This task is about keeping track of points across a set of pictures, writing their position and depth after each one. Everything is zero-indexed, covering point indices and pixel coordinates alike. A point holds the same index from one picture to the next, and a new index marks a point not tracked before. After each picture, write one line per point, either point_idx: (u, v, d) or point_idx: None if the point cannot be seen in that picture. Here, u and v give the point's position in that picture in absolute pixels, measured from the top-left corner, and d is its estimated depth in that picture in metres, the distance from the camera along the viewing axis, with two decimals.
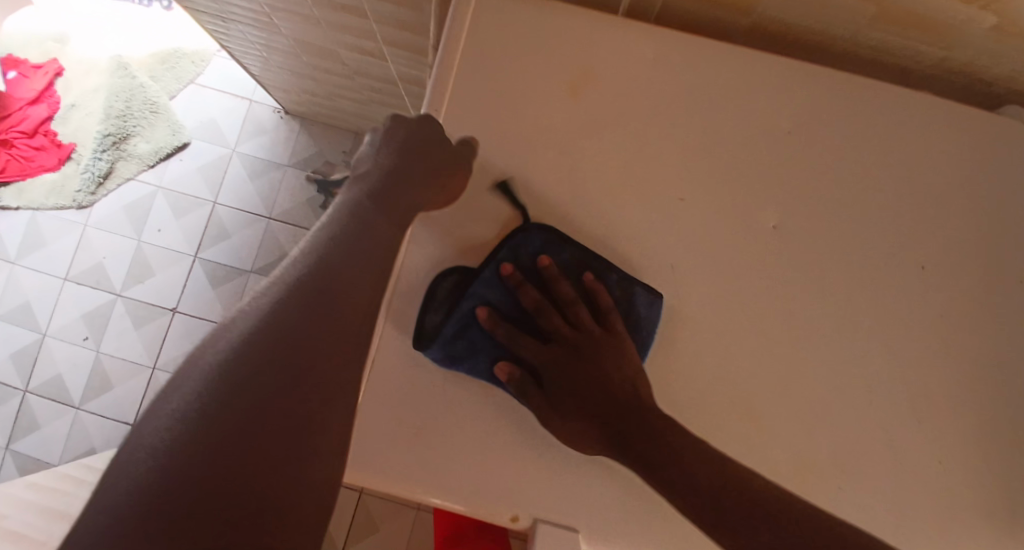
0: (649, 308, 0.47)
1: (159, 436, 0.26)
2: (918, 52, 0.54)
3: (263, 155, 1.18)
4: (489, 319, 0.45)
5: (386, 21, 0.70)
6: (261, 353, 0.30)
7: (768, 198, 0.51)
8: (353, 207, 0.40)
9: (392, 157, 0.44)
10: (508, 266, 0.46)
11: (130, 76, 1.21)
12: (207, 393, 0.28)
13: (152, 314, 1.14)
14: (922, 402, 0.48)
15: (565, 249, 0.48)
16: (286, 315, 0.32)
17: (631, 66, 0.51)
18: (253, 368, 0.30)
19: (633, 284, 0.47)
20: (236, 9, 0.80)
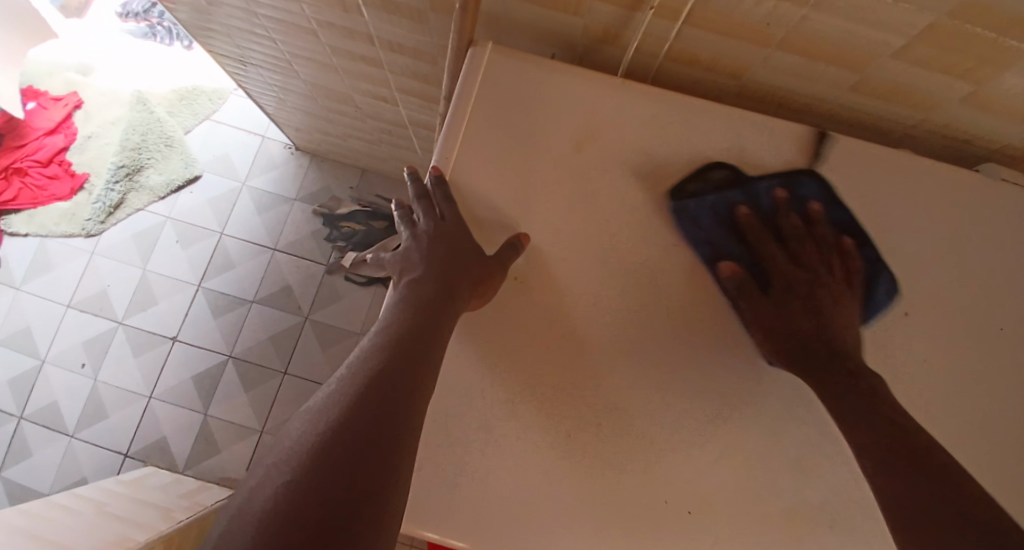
0: (888, 295, 0.47)
1: (260, 526, 0.26)
2: (912, 120, 0.51)
3: (272, 190, 1.18)
4: (746, 219, 0.46)
5: (396, 69, 0.70)
6: (352, 436, 0.30)
7: (864, 288, 0.46)
8: (415, 295, 0.41)
9: (440, 243, 0.44)
10: (784, 193, 0.47)
11: (149, 111, 1.23)
12: (305, 478, 0.28)
13: (152, 342, 1.10)
14: None
15: (838, 209, 0.48)
16: (367, 396, 0.32)
17: (642, 122, 0.48)
18: (338, 450, 0.29)
19: (881, 267, 0.47)
20: (253, 52, 0.81)
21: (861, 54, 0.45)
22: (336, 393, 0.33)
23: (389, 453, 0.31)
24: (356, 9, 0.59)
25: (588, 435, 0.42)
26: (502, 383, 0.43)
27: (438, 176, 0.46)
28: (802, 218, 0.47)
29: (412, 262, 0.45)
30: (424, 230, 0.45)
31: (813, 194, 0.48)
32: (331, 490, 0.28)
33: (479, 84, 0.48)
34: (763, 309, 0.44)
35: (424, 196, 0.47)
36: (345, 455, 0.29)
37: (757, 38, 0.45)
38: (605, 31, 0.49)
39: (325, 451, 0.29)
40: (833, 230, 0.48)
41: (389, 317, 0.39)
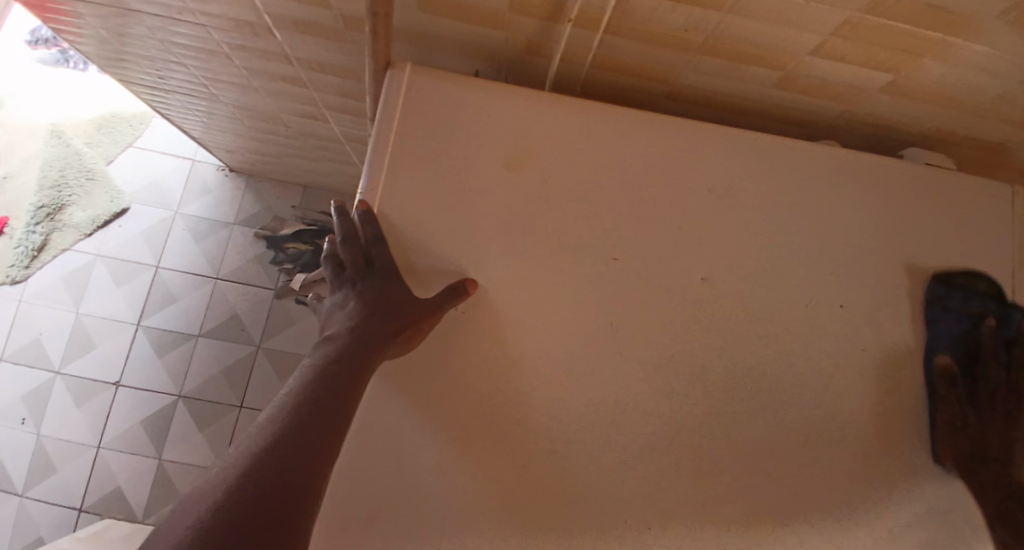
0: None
1: None
2: (835, 111, 0.52)
3: (209, 216, 1.12)
4: (990, 333, 0.47)
5: (321, 87, 0.67)
6: (250, 508, 0.30)
7: None
8: (337, 350, 0.40)
9: (364, 294, 0.43)
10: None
11: (65, 144, 1.15)
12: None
13: (96, 390, 1.04)
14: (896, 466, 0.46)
15: None
16: (272, 463, 0.32)
17: (573, 135, 0.47)
18: (233, 520, 0.29)
19: None
20: (173, 80, 0.77)
21: (780, 53, 0.45)
22: (237, 461, 0.32)
23: (286, 525, 0.30)
24: (267, 32, 0.55)
25: (542, 462, 0.42)
26: (450, 421, 0.42)
27: (364, 210, 0.44)
28: (736, 220, 0.48)
29: (337, 316, 0.44)
30: (351, 279, 0.45)
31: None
32: None
33: (401, 109, 0.46)
34: (958, 406, 0.46)
35: (348, 237, 0.45)
36: (237, 527, 0.29)
37: (680, 43, 0.45)
38: (528, 42, 0.48)
39: (220, 523, 0.29)
40: None
41: (309, 374, 0.39)
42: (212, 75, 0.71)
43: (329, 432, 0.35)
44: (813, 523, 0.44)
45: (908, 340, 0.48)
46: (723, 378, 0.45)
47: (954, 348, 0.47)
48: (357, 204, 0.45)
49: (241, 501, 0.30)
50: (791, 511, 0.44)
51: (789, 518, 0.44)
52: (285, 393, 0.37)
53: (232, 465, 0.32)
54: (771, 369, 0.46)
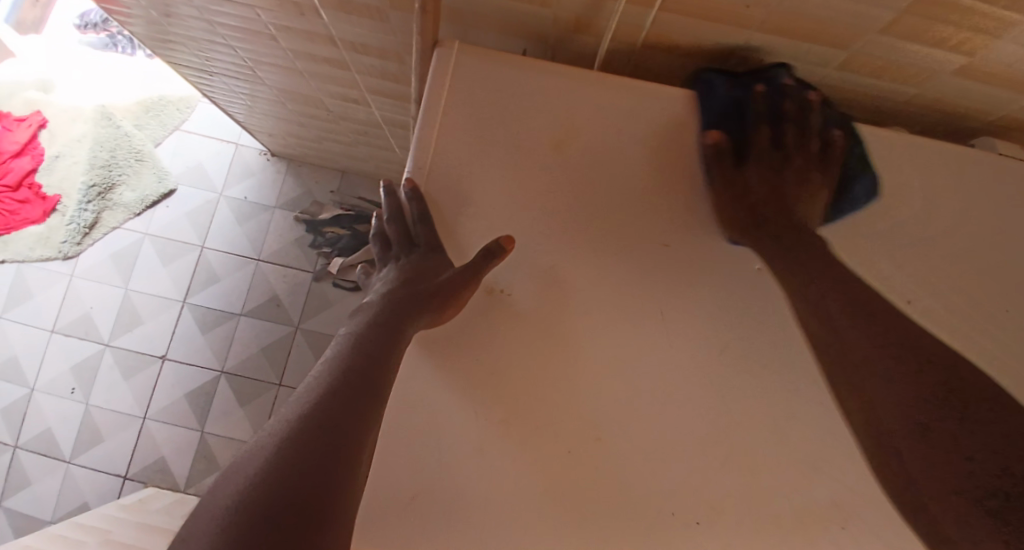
0: (864, 196, 0.46)
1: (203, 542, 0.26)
2: (898, 94, 0.49)
3: (251, 199, 1.15)
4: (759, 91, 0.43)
5: (364, 69, 0.67)
6: (305, 456, 0.30)
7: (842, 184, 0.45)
8: (382, 317, 0.41)
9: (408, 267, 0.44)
10: (791, 78, 0.44)
11: (115, 126, 1.19)
12: (256, 492, 0.28)
13: (141, 363, 1.09)
14: None
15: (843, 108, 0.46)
16: (324, 417, 0.33)
17: (618, 117, 0.46)
18: (292, 464, 0.30)
19: (864, 171, 0.45)
20: (218, 61, 0.78)
21: (847, 31, 0.42)
22: (291, 415, 0.33)
23: (339, 474, 0.31)
24: (313, 12, 0.56)
25: (587, 450, 0.42)
26: (493, 405, 0.42)
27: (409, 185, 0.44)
28: (727, 196, 0.43)
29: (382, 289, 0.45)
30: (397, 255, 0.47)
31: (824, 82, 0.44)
32: (278, 505, 0.28)
33: (448, 89, 0.46)
34: (735, 183, 0.43)
35: (393, 216, 0.47)
36: (296, 472, 0.30)
37: (738, 20, 0.43)
38: (577, 20, 0.47)
39: (279, 467, 0.29)
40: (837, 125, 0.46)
41: (355, 339, 0.40)
42: (258, 57, 0.73)
43: (375, 393, 0.36)
44: (861, 524, 0.43)
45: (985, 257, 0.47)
46: (776, 372, 0.44)
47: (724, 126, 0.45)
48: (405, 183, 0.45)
49: (297, 448, 0.31)
50: (837, 508, 0.43)
51: (834, 517, 0.42)
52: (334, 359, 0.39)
53: (286, 420, 0.33)
54: None
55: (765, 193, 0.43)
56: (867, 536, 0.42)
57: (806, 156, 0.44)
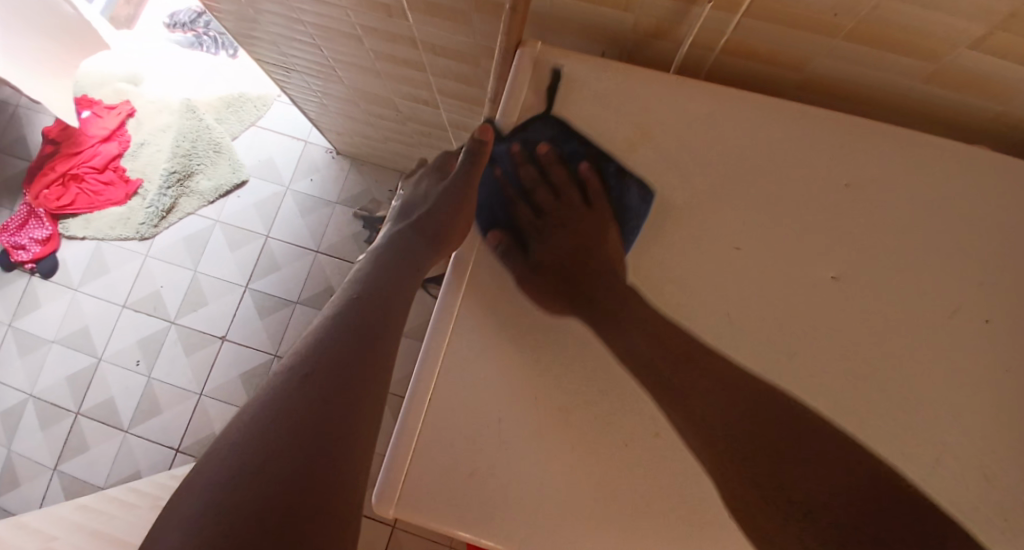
0: (641, 202, 0.46)
1: (271, 396, 0.37)
2: (984, 112, 0.48)
3: (314, 194, 1.21)
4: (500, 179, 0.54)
5: (439, 71, 0.71)
6: (339, 344, 0.41)
7: (615, 207, 0.48)
8: (407, 238, 0.54)
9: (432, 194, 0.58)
10: (515, 148, 0.52)
11: (198, 118, 1.28)
12: (306, 367, 0.39)
13: (202, 342, 1.15)
14: None
15: (571, 140, 0.49)
16: (352, 313, 0.44)
17: (691, 121, 0.47)
18: (329, 349, 0.41)
19: (627, 180, 0.47)
20: (298, 59, 0.84)
21: (935, 43, 0.42)
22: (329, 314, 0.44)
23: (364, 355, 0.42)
24: (402, 14, 0.60)
25: (645, 446, 0.42)
26: (556, 393, 0.43)
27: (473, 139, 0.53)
28: (522, 277, 0.45)
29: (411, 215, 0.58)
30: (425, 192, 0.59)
31: (543, 136, 0.51)
32: (321, 376, 0.39)
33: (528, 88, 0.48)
34: (525, 265, 0.46)
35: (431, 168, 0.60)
36: (334, 354, 0.41)
37: (822, 28, 0.43)
38: (659, 25, 0.49)
39: (321, 351, 0.41)
40: (569, 167, 0.51)
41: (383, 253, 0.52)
42: (339, 58, 0.78)
43: (394, 294, 0.48)
44: None
45: None
46: (846, 384, 0.43)
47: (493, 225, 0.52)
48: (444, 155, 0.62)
49: (332, 338, 0.42)
50: None
51: None
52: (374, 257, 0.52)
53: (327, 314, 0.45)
54: (903, 380, 0.43)
55: (557, 259, 0.49)
56: None
57: (572, 211, 0.51)
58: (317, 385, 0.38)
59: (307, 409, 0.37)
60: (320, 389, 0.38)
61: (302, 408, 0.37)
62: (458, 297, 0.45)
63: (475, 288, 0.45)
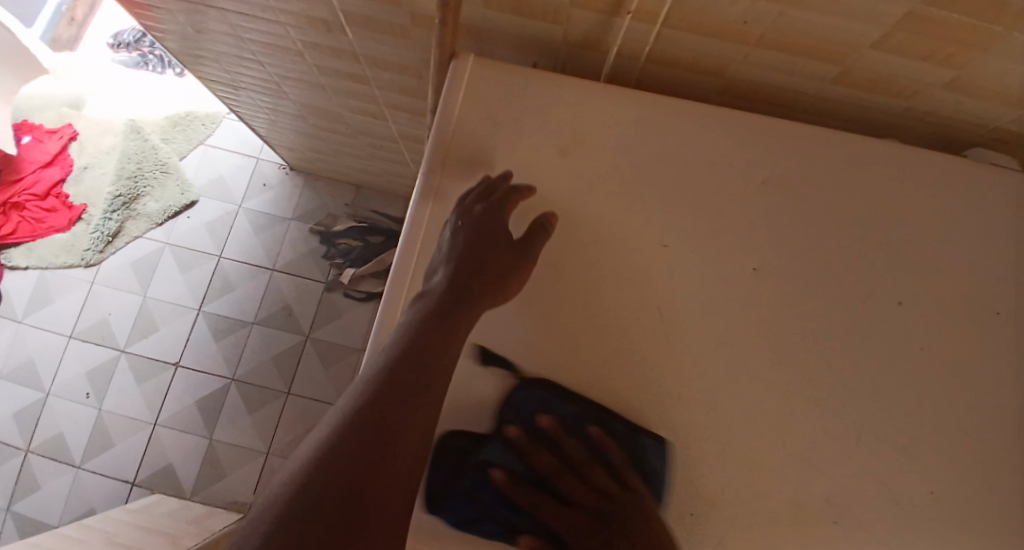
0: (660, 457, 0.42)
1: (291, 491, 0.31)
2: (891, 110, 0.51)
3: (268, 211, 1.19)
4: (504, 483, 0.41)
5: (383, 85, 0.71)
6: (371, 424, 0.33)
7: (641, 474, 0.42)
8: (454, 283, 0.41)
9: (477, 220, 0.44)
10: (511, 432, 0.42)
11: (143, 139, 1.25)
12: (330, 453, 0.32)
13: (154, 369, 1.11)
14: (948, 469, 0.44)
15: (570, 405, 0.43)
16: (390, 382, 0.35)
17: (620, 126, 0.48)
18: (359, 431, 0.33)
19: (639, 436, 0.43)
20: (248, 76, 0.83)
21: (840, 46, 0.45)
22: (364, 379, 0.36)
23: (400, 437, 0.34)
24: (340, 29, 0.60)
25: (589, 445, 0.42)
26: (501, 399, 0.43)
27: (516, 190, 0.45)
28: None
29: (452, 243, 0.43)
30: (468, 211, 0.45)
31: (536, 407, 0.43)
32: (347, 468, 0.31)
33: (462, 96, 0.48)
34: None
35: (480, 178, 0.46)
36: (363, 437, 0.32)
37: (735, 34, 0.46)
38: (586, 36, 0.50)
39: (350, 433, 0.32)
40: (578, 436, 0.42)
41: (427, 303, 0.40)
42: (289, 75, 0.77)
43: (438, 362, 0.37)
44: (856, 520, 0.43)
45: (974, 264, 0.48)
46: (775, 372, 0.45)
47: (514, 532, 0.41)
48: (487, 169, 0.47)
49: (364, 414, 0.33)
50: (831, 506, 0.43)
51: (828, 514, 0.42)
52: (407, 320, 0.40)
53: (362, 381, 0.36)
54: (828, 364, 0.45)
55: None
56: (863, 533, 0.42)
57: (604, 499, 0.41)
58: (341, 482, 0.31)
59: (326, 512, 0.30)
60: (343, 485, 0.31)
61: (321, 511, 0.30)
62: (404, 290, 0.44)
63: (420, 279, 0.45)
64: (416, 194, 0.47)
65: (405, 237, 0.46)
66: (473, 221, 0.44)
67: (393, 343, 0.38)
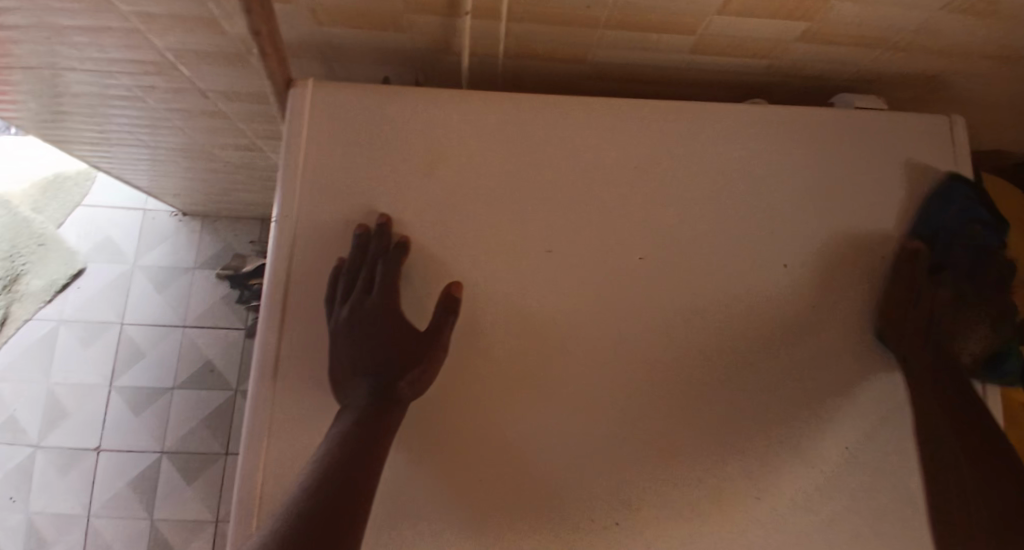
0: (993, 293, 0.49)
1: None
2: (754, 72, 0.51)
3: (167, 265, 1.10)
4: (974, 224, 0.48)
5: (244, 117, 0.66)
6: None
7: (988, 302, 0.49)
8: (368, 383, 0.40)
9: (371, 306, 0.41)
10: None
11: (12, 212, 1.13)
12: None
13: (76, 457, 1.02)
14: (854, 417, 0.45)
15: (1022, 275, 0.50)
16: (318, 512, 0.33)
17: (483, 134, 0.45)
18: None
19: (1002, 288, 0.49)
20: (118, 130, 0.74)
21: (688, 18, 0.43)
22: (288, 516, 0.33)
23: None
24: (174, 68, 0.54)
25: (501, 474, 0.41)
26: (403, 448, 0.41)
27: (400, 252, 0.42)
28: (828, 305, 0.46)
29: (350, 332, 0.41)
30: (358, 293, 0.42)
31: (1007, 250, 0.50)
32: None
33: (308, 126, 0.44)
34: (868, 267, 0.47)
35: (359, 244, 0.42)
36: None
37: (581, 19, 0.43)
38: (433, 40, 0.47)
39: None
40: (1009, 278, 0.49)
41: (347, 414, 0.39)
42: (154, 122, 0.70)
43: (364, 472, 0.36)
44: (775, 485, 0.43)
45: (856, 211, 0.48)
46: (675, 359, 0.44)
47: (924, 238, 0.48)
48: (354, 227, 0.43)
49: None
50: (748, 478, 0.43)
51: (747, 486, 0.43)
52: (327, 434, 0.38)
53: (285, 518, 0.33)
54: (725, 341, 0.45)
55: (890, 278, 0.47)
56: (783, 496, 0.43)
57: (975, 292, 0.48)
58: None
59: None
60: None
61: None
62: (277, 365, 0.41)
63: (292, 344, 0.41)
64: (268, 285, 0.42)
65: (270, 338, 0.41)
66: (366, 302, 0.41)
67: (318, 466, 0.35)
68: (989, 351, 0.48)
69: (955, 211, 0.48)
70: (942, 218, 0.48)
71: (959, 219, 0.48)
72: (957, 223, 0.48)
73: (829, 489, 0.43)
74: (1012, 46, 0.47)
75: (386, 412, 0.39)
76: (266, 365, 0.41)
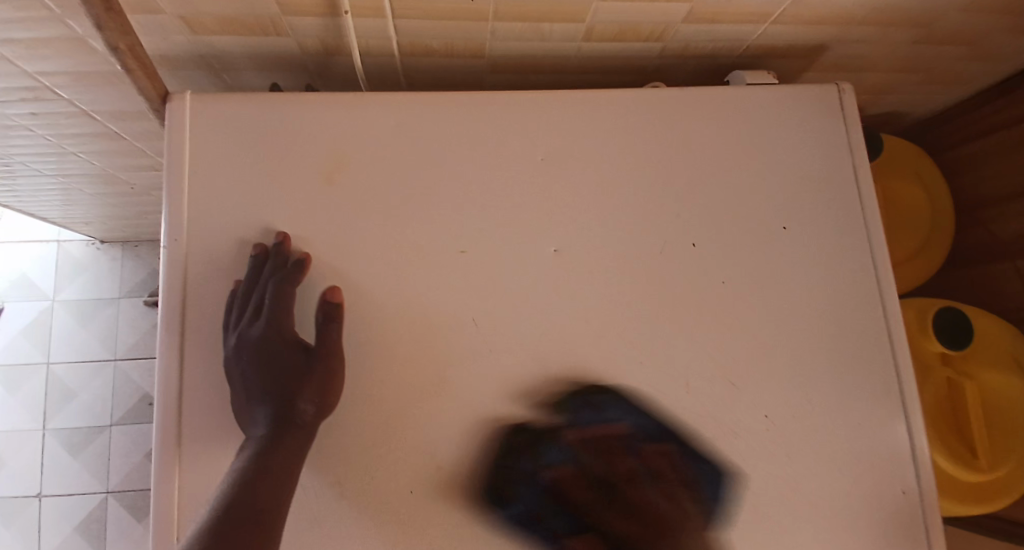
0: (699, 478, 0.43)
1: None
2: (651, 54, 0.51)
3: (91, 296, 1.05)
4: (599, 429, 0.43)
5: (140, 136, 0.63)
6: None
7: (689, 492, 0.43)
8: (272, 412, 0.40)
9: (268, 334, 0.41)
10: None
11: None
12: None
13: (15, 507, 0.98)
14: (772, 386, 0.46)
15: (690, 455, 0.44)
16: None
17: (379, 138, 0.44)
18: None
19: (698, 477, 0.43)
20: (19, 164, 0.69)
21: (574, 6, 0.43)
22: None
23: None
24: (47, 93, 0.51)
25: (425, 481, 0.41)
26: (319, 467, 0.40)
27: (295, 269, 0.42)
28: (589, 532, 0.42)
29: (246, 365, 0.41)
30: (251, 322, 0.41)
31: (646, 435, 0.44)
32: None
33: (193, 146, 0.42)
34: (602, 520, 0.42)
35: (250, 266, 0.42)
36: None
37: (467, 13, 0.42)
38: (320, 43, 0.45)
39: None
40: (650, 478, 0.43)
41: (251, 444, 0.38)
42: (54, 150, 0.66)
43: None
44: (701, 460, 0.44)
45: (762, 183, 0.49)
46: (594, 348, 0.44)
47: (576, 456, 0.43)
48: (250, 247, 0.43)
49: None
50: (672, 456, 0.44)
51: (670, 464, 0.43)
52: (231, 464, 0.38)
53: None
54: (642, 323, 0.45)
55: (597, 494, 0.42)
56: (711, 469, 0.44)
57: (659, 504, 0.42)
58: None
59: None
60: None
61: None
62: (179, 396, 0.40)
63: (193, 372, 0.41)
64: (165, 315, 0.41)
65: (170, 371, 0.41)
66: (263, 327, 0.41)
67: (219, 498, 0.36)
68: (760, 253, 0.48)
69: (419, 452, 0.42)
70: (681, 147, 0.48)
71: (857, 182, 0.50)
72: (856, 186, 0.50)
73: (753, 457, 0.44)
74: (890, 11, 0.48)
75: (291, 435, 0.39)
76: (168, 397, 0.40)
